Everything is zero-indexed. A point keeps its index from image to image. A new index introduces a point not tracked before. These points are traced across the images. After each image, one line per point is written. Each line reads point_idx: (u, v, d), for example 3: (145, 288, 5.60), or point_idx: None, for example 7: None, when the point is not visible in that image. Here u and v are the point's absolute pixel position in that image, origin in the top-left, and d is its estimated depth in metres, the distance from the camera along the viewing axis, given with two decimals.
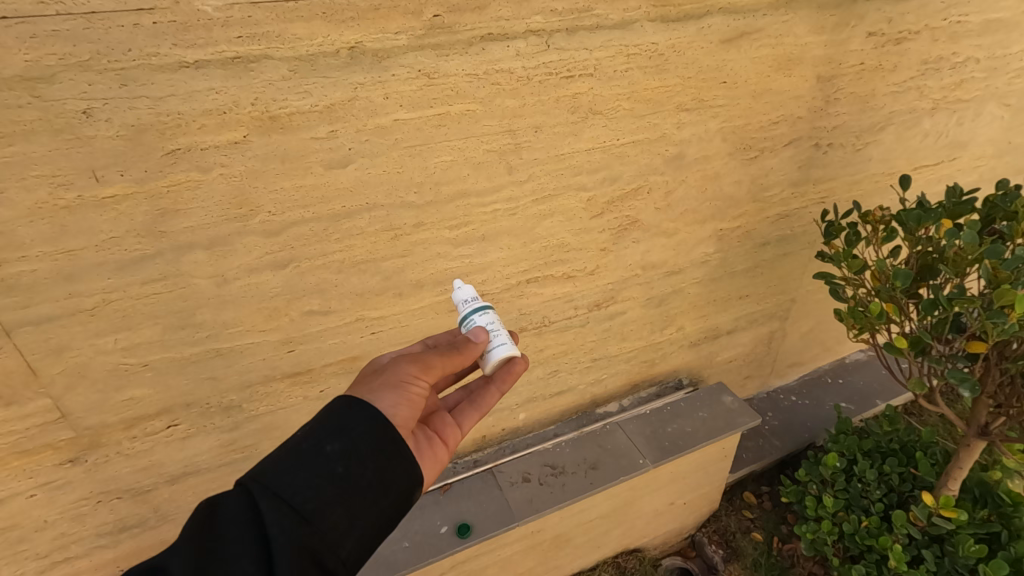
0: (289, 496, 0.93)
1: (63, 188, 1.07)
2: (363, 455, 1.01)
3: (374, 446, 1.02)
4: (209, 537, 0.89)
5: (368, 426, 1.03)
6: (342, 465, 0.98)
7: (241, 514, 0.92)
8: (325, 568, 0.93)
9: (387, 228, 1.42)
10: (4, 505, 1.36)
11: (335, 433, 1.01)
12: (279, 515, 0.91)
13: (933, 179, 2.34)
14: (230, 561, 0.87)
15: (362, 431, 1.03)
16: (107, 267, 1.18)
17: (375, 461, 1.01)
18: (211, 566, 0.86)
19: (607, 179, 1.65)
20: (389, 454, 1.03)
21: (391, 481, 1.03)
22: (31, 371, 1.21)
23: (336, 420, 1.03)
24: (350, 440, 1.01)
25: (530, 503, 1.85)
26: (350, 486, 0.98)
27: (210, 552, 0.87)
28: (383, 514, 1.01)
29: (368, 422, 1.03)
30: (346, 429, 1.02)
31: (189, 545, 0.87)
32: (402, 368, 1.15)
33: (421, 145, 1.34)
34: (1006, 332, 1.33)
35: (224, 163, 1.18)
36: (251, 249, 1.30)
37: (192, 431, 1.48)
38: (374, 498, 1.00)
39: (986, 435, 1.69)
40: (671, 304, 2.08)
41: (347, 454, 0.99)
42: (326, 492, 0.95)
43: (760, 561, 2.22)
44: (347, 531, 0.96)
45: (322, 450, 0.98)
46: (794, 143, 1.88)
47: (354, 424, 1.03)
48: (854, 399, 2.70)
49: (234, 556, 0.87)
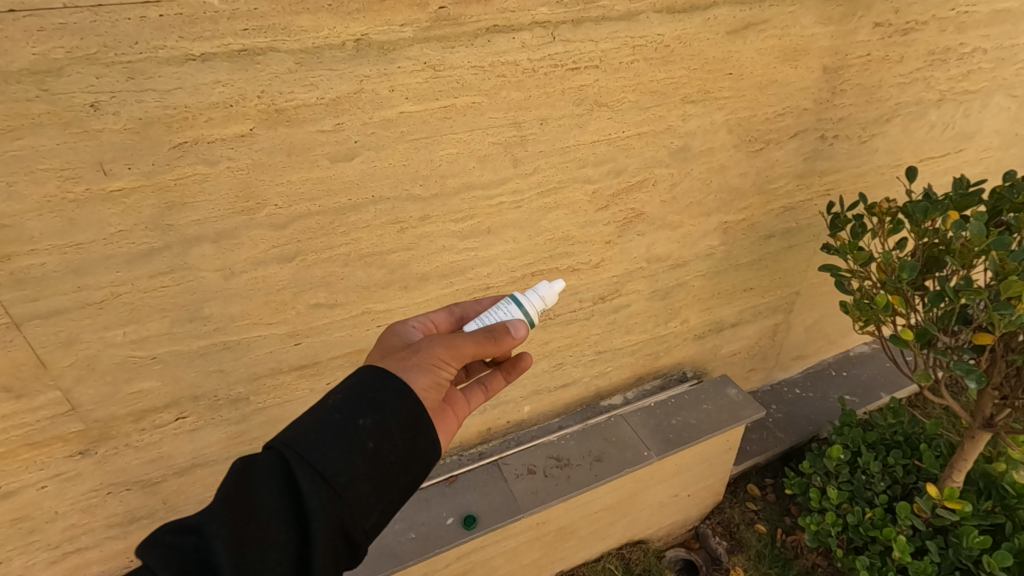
0: (322, 468, 0.88)
1: (71, 181, 1.07)
2: (394, 432, 0.95)
3: (405, 423, 0.96)
4: (239, 501, 0.84)
5: (401, 403, 0.97)
6: (374, 441, 0.92)
7: (272, 480, 0.86)
8: (352, 541, 0.89)
9: (393, 221, 1.42)
10: (16, 496, 1.37)
11: (368, 407, 0.95)
12: (311, 486, 0.86)
13: (939, 171, 2.33)
14: (264, 529, 0.82)
15: (395, 407, 0.97)
16: (116, 260, 1.18)
17: (405, 438, 0.96)
18: (245, 531, 0.81)
19: (612, 171, 1.64)
20: (418, 431, 0.98)
21: (417, 458, 0.98)
22: (41, 363, 1.22)
23: (369, 393, 0.97)
24: (383, 415, 0.95)
25: (535, 495, 1.86)
26: (380, 462, 0.92)
27: (246, 516, 0.83)
28: (408, 490, 0.97)
29: (400, 398, 0.98)
30: (379, 404, 0.96)
31: (218, 510, 0.82)
32: (434, 350, 1.08)
33: (427, 137, 1.34)
34: (1013, 324, 1.33)
35: (231, 156, 1.18)
36: (258, 242, 1.30)
37: (200, 423, 1.49)
38: (403, 475, 0.96)
39: (991, 426, 1.69)
40: (676, 296, 2.08)
41: (379, 430, 0.94)
42: (358, 468, 0.90)
43: (764, 552, 2.23)
44: (375, 506, 0.91)
45: (355, 423, 0.92)
46: (800, 135, 1.88)
47: (388, 400, 0.97)
48: (858, 391, 2.70)
49: (268, 523, 0.83)
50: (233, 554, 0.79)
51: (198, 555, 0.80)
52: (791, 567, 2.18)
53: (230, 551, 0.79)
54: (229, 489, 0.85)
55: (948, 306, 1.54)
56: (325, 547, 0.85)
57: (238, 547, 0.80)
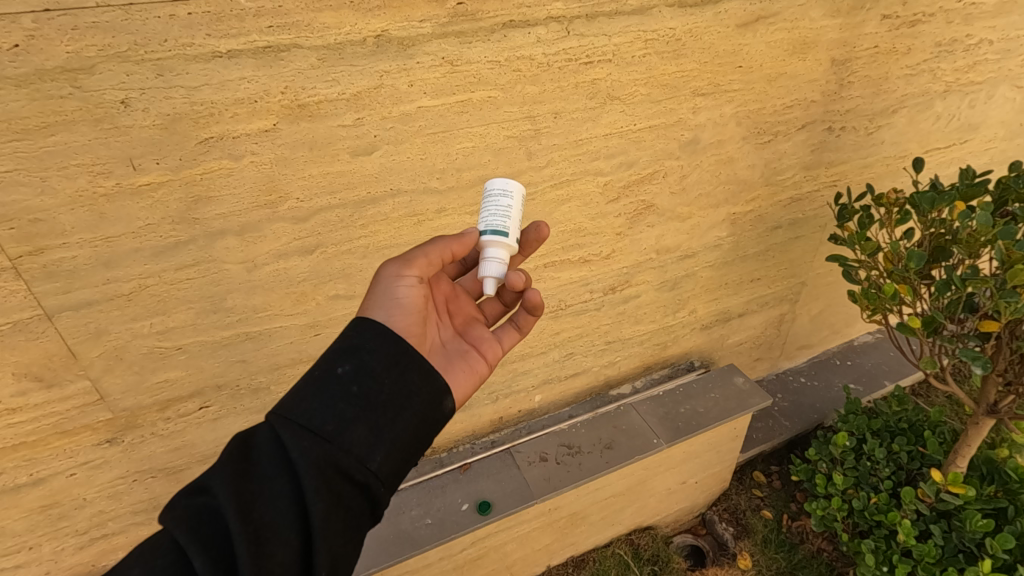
0: (307, 418, 0.88)
1: (102, 176, 1.10)
2: (377, 371, 0.96)
3: (387, 360, 0.98)
4: (240, 463, 0.86)
5: (379, 343, 0.99)
6: (357, 383, 0.93)
7: (268, 440, 0.88)
8: (358, 484, 0.89)
9: (410, 213, 1.45)
10: (46, 483, 1.41)
11: (346, 354, 0.96)
12: (301, 437, 0.87)
13: (944, 161, 2.35)
14: (264, 483, 0.84)
15: (374, 347, 0.98)
16: (144, 253, 1.21)
17: (391, 376, 0.97)
18: (246, 488, 0.83)
19: (623, 164, 1.67)
20: (404, 366, 0.99)
21: (411, 395, 0.98)
22: (71, 355, 1.26)
23: (346, 342, 0.99)
24: (362, 358, 0.96)
25: (547, 481, 1.89)
26: (368, 403, 0.93)
27: (245, 475, 0.84)
28: (410, 427, 0.96)
29: (378, 339, 0.99)
30: (356, 348, 0.97)
31: (218, 470, 0.84)
32: (387, 269, 1.15)
33: (444, 131, 1.37)
34: (1018, 311, 1.35)
35: (255, 151, 1.20)
36: (280, 235, 1.33)
37: (223, 412, 1.53)
38: (400, 412, 0.96)
39: (995, 412, 1.72)
40: (684, 287, 2.11)
41: (360, 373, 0.94)
42: (347, 412, 0.90)
43: (770, 537, 2.27)
44: (374, 445, 0.91)
45: (335, 371, 0.94)
46: (807, 127, 1.90)
47: (365, 344, 0.98)
48: (862, 379, 2.73)
49: (267, 478, 0.84)
50: (238, 506, 0.80)
51: (209, 514, 0.81)
52: (796, 552, 2.22)
53: (234, 503, 0.80)
54: (229, 456, 0.87)
55: (955, 294, 1.56)
56: (325, 489, 0.84)
57: (243, 504, 0.81)
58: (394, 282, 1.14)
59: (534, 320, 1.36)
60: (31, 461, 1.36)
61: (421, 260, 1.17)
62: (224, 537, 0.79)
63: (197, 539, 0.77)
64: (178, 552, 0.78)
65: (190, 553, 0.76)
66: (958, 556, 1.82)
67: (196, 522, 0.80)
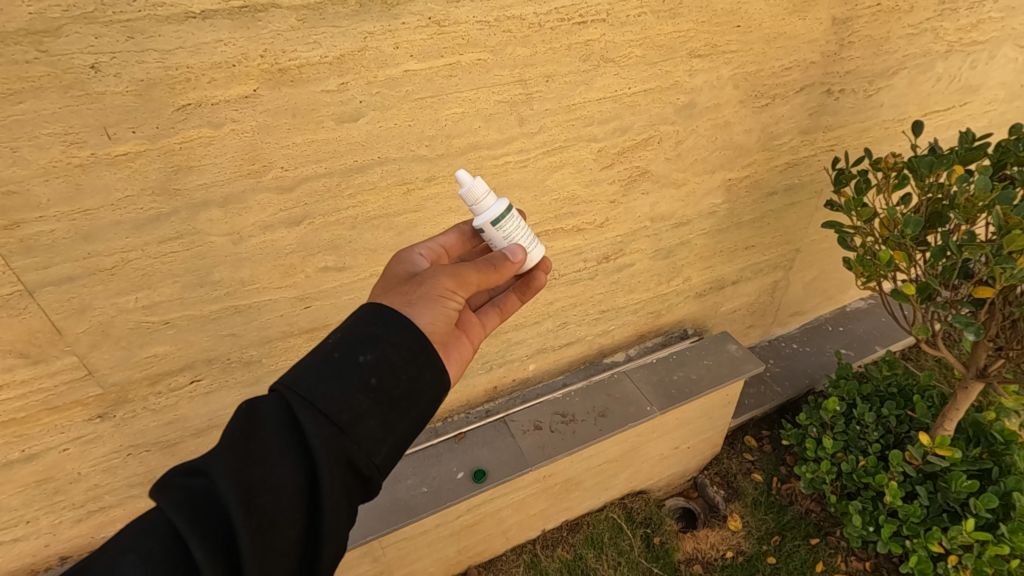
0: (323, 407, 0.85)
1: (76, 146, 1.05)
2: (397, 367, 0.92)
3: (408, 356, 0.94)
4: (246, 442, 0.83)
5: (402, 337, 0.95)
6: (376, 376, 0.90)
7: (276, 420, 0.85)
8: (361, 476, 0.88)
9: (399, 182, 1.42)
10: (39, 459, 1.40)
11: (368, 343, 0.92)
12: (315, 426, 0.84)
13: (943, 124, 2.31)
14: (270, 468, 0.81)
15: (396, 340, 0.94)
16: (125, 226, 1.18)
17: (409, 372, 0.94)
18: (252, 471, 0.80)
19: (618, 129, 1.63)
20: (422, 364, 0.96)
21: (423, 391, 0.96)
22: (55, 330, 1.23)
23: (367, 329, 0.94)
24: (384, 350, 0.93)
25: (542, 449, 1.90)
26: (384, 397, 0.90)
27: (250, 458, 0.81)
28: (416, 422, 0.96)
29: (402, 332, 0.95)
30: (379, 338, 0.93)
31: (222, 453, 0.81)
32: (440, 281, 1.04)
33: (432, 96, 1.32)
34: (1014, 278, 1.34)
35: (235, 118, 1.16)
36: (265, 205, 1.30)
37: (215, 385, 1.52)
38: (410, 408, 0.94)
39: (984, 376, 1.73)
40: (679, 255, 2.09)
41: (381, 365, 0.91)
42: (362, 405, 0.88)
43: (760, 499, 2.30)
44: (382, 439, 0.90)
45: (356, 359, 0.90)
46: (806, 90, 1.85)
47: (387, 334, 0.94)
48: (853, 345, 2.76)
49: (274, 464, 0.82)
50: (241, 494, 0.78)
51: (207, 498, 0.78)
52: (785, 513, 2.25)
53: (238, 491, 0.78)
54: (235, 432, 0.83)
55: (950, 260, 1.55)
56: (334, 480, 0.83)
57: (247, 489, 0.79)
58: (444, 299, 1.04)
59: (513, 309, 1.37)
60: (22, 437, 1.35)
61: (471, 279, 1.08)
62: (223, 524, 0.77)
63: (196, 524, 0.75)
64: (173, 539, 0.75)
65: (189, 537, 0.73)
66: (942, 516, 1.85)
67: (195, 504, 0.77)
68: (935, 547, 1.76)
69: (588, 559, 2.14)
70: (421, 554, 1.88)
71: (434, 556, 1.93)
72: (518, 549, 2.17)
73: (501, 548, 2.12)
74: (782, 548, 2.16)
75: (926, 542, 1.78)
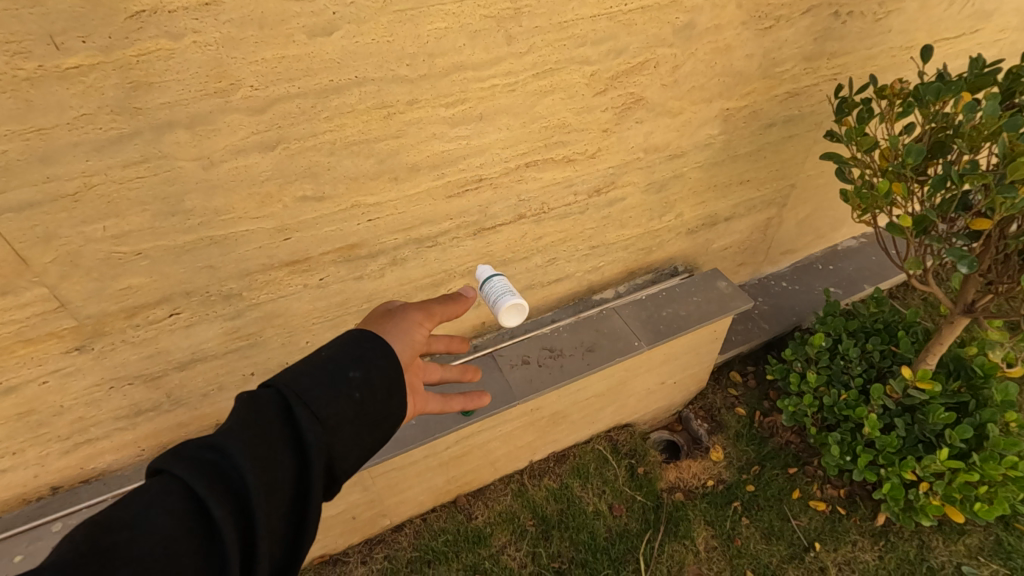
0: (316, 407, 0.91)
1: (21, 57, 0.96)
2: (376, 384, 1.00)
3: (387, 380, 1.02)
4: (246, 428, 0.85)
5: (383, 360, 1.03)
6: (360, 391, 0.97)
7: (273, 411, 0.89)
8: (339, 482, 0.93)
9: (379, 104, 1.33)
10: (19, 392, 1.38)
11: (356, 361, 1.00)
12: (309, 422, 0.89)
13: (952, 53, 2.21)
14: (268, 454, 0.84)
15: (380, 363, 1.03)
16: (84, 148, 1.10)
17: (387, 393, 1.01)
18: (255, 455, 0.83)
19: (612, 51, 1.53)
20: (397, 395, 1.03)
21: (394, 419, 1.03)
22: (21, 260, 1.18)
23: (355, 350, 1.02)
24: (369, 369, 1.00)
25: (529, 383, 1.91)
26: (367, 413, 0.97)
27: (249, 441, 0.84)
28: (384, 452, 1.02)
29: (384, 357, 1.04)
30: (366, 358, 1.01)
31: (228, 434, 0.83)
32: None
33: (412, 9, 1.22)
34: (1015, 208, 1.31)
35: (197, 29, 1.06)
36: (236, 128, 1.22)
37: (195, 319, 1.48)
38: (382, 435, 1.01)
39: (971, 312, 1.73)
40: (672, 190, 2.03)
41: (367, 382, 0.99)
42: (349, 411, 0.94)
43: (742, 432, 2.36)
44: (360, 452, 0.96)
45: (346, 372, 0.97)
46: (812, 11, 1.75)
47: (373, 356, 1.02)
48: (842, 283, 2.76)
49: (271, 451, 0.85)
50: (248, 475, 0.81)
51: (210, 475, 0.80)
52: (766, 445, 2.31)
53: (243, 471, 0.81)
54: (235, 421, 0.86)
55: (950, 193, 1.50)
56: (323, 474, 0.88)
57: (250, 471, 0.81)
58: None
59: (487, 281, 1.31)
60: None
61: None
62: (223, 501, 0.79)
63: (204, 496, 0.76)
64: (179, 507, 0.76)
65: (207, 501, 0.76)
66: (917, 446, 1.89)
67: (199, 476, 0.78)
68: (908, 475, 1.82)
69: (574, 488, 2.20)
70: (410, 483, 1.93)
71: (423, 485, 1.98)
72: (506, 479, 2.22)
73: (489, 478, 2.17)
74: (761, 478, 2.22)
75: (900, 471, 1.84)
